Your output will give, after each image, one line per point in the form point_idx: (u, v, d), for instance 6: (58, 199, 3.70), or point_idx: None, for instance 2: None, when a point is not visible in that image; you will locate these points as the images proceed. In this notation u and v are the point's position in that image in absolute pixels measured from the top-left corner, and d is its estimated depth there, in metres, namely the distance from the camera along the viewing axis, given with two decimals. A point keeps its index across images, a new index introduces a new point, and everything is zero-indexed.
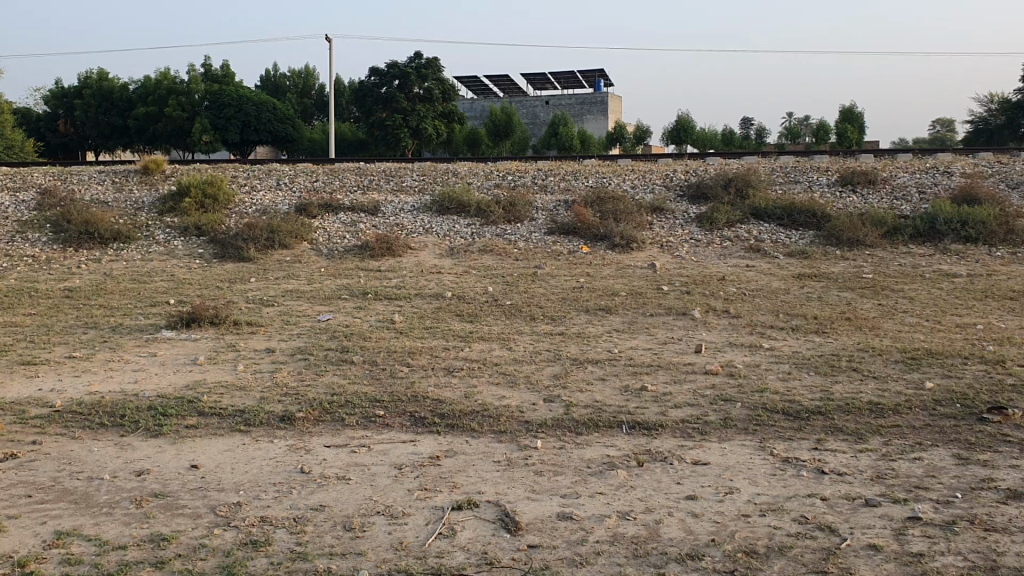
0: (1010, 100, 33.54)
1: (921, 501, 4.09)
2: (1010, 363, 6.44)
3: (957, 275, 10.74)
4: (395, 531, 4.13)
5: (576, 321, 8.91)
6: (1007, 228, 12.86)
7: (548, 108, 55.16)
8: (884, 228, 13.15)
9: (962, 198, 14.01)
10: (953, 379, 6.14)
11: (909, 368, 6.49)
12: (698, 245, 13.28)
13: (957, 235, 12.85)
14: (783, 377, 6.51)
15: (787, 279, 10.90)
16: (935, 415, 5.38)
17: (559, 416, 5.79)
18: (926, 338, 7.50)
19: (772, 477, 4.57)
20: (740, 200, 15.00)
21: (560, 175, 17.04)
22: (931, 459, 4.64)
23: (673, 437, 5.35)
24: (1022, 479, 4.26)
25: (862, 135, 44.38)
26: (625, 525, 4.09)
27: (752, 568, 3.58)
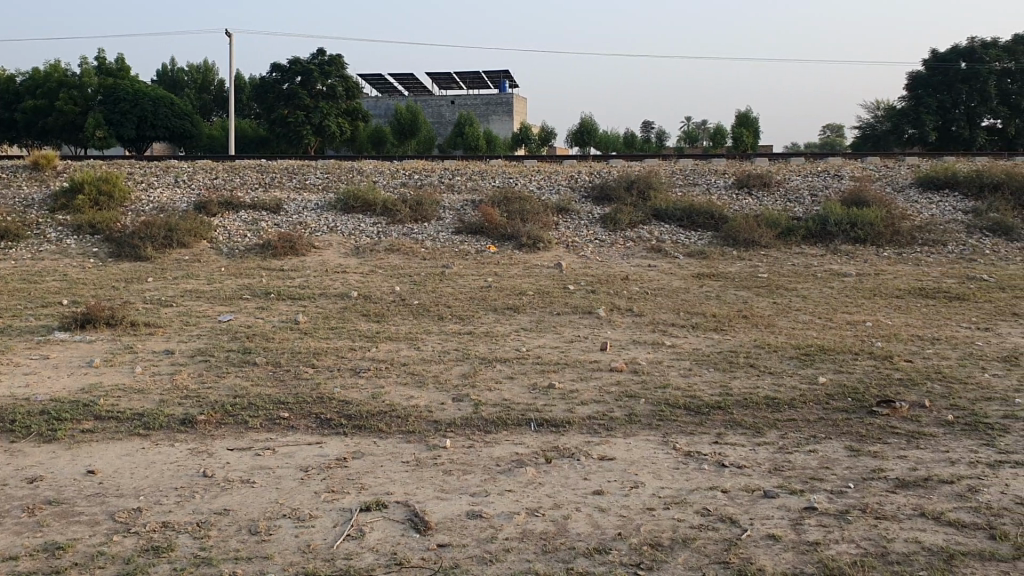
0: (895, 108, 34.86)
1: (816, 492, 4.25)
2: (896, 359, 6.74)
3: (847, 274, 11.19)
4: (302, 534, 4.08)
5: (483, 321, 8.94)
6: (894, 229, 13.44)
7: (453, 107, 55.12)
8: (779, 229, 13.59)
9: (851, 200, 14.58)
10: (845, 374, 6.40)
11: (803, 364, 6.73)
12: (602, 245, 13.48)
13: (847, 236, 13.37)
14: (685, 373, 6.68)
15: (688, 278, 11.16)
16: (828, 409, 5.60)
17: (466, 415, 5.81)
18: (819, 334, 7.78)
19: (675, 471, 4.68)
20: (642, 201, 15.28)
21: (466, 174, 17.05)
22: (825, 451, 4.82)
23: (579, 434, 5.43)
24: (909, 469, 4.46)
25: (757, 139, 45.69)
26: (534, 522, 4.13)
27: (657, 560, 3.66)
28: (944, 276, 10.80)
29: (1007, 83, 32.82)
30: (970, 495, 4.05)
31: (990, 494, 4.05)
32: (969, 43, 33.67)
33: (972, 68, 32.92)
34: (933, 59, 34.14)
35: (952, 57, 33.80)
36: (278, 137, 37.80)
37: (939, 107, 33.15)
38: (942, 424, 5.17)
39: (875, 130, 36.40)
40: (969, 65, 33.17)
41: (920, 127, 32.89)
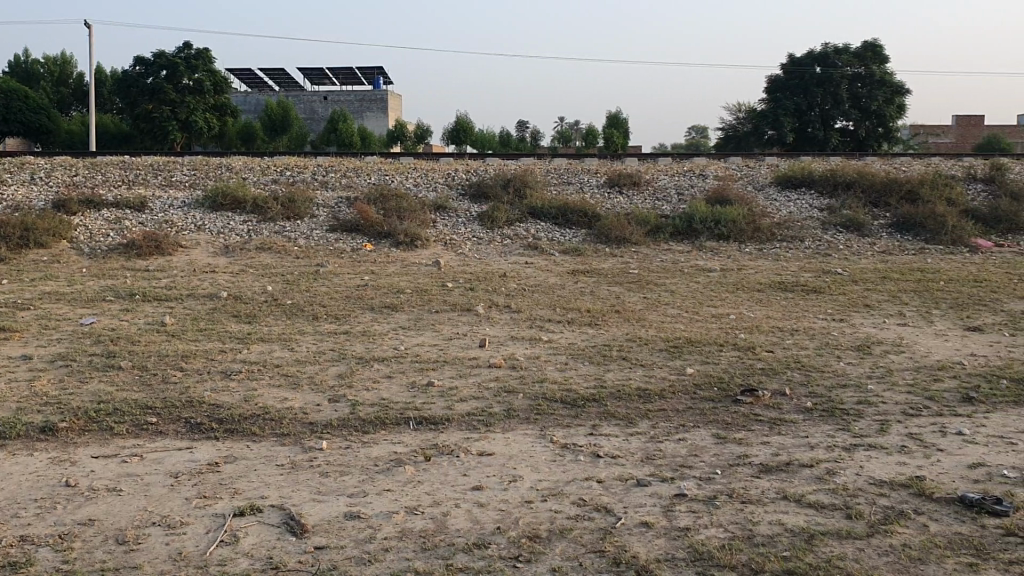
0: (756, 111, 36.25)
1: (686, 479, 4.40)
2: (759, 349, 7.04)
3: (712, 269, 11.59)
4: (173, 542, 3.95)
5: (359, 319, 8.86)
6: (756, 226, 13.99)
7: (326, 103, 54.29)
8: (649, 227, 13.96)
9: (716, 198, 15.11)
10: (711, 364, 6.64)
11: (672, 356, 6.95)
12: (479, 242, 13.54)
13: (712, 233, 13.85)
14: (561, 367, 6.80)
15: (562, 275, 11.34)
16: (696, 398, 5.80)
17: (343, 415, 5.75)
18: (687, 327, 8.05)
19: (552, 463, 4.76)
20: (518, 199, 15.43)
21: (340, 171, 16.84)
22: (694, 440, 4.99)
23: (458, 430, 5.46)
24: (772, 454, 4.67)
25: (628, 140, 46.76)
26: (413, 520, 4.13)
27: (535, 552, 3.72)
28: (802, 271, 11.32)
29: (858, 87, 34.56)
30: (828, 477, 4.26)
31: (846, 476, 4.27)
32: (823, 49, 35.27)
33: (826, 73, 34.57)
34: (790, 63, 35.67)
35: (808, 62, 35.36)
36: (141, 132, 36.38)
37: (796, 110, 34.73)
38: (801, 410, 5.43)
39: (738, 132, 37.79)
40: (823, 70, 34.81)
41: (779, 128, 34.30)
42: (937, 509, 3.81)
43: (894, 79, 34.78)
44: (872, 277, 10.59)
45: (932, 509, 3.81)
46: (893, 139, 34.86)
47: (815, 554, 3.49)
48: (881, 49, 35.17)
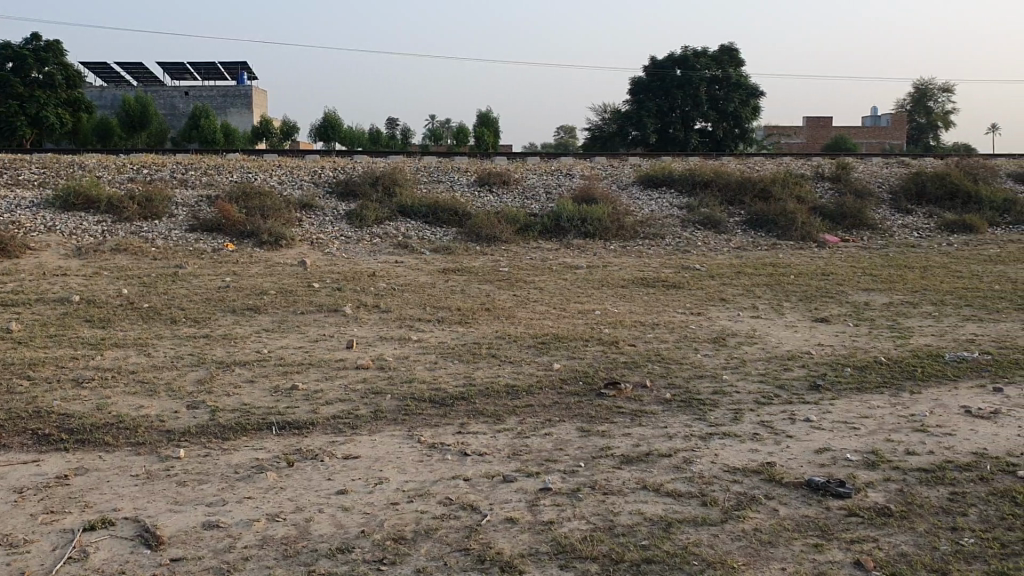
0: (620, 111, 37.10)
1: (551, 473, 4.46)
2: (622, 343, 7.21)
3: (579, 267, 11.79)
4: (15, 562, 3.73)
5: (221, 322, 8.60)
6: (619, 223, 14.31)
7: (187, 99, 52.48)
8: (518, 225, 14.07)
9: (583, 197, 15.37)
10: (577, 359, 6.75)
11: (540, 351, 7.04)
12: (346, 241, 13.36)
13: (579, 231, 14.09)
14: (430, 366, 6.78)
15: (432, 274, 11.31)
16: (563, 393, 5.88)
17: (203, 422, 5.56)
18: (554, 323, 8.17)
19: (419, 463, 4.74)
20: (386, 197, 15.30)
21: (201, 169, 16.30)
22: (559, 434, 5.06)
23: (323, 434, 5.36)
24: (633, 445, 4.78)
25: (497, 139, 47.02)
26: (275, 527, 4.03)
27: (400, 554, 3.69)
28: (664, 267, 11.64)
29: (716, 89, 35.88)
30: (686, 466, 4.40)
31: (702, 464, 4.42)
32: (683, 52, 36.44)
33: (685, 75, 35.68)
34: (652, 65, 36.66)
35: (668, 64, 36.49)
36: None
37: (659, 111, 35.70)
38: (661, 401, 5.59)
39: (603, 131, 38.54)
40: (683, 72, 35.93)
41: (642, 129, 35.25)
42: (786, 493, 3.98)
43: (749, 82, 36.26)
44: (728, 272, 10.99)
45: (782, 494, 3.98)
46: (749, 139, 36.27)
47: (673, 542, 3.59)
48: (737, 53, 36.71)
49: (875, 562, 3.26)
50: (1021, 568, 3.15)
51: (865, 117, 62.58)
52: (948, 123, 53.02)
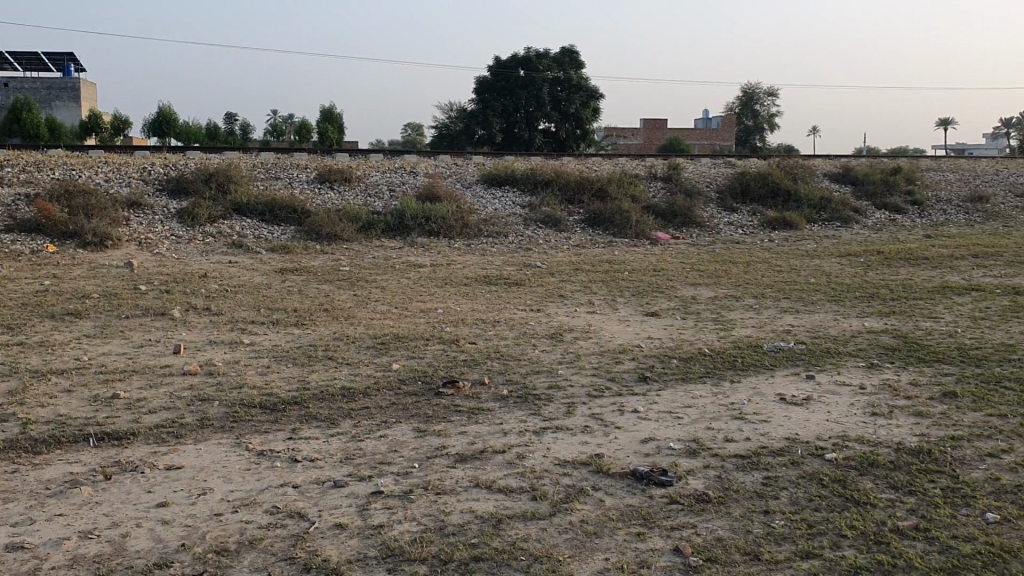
0: (466, 110, 37.09)
1: (383, 475, 4.39)
2: (462, 342, 7.20)
3: (421, 266, 11.70)
4: None
5: (39, 329, 8.06)
6: (462, 222, 14.32)
7: (7, 90, 48.92)
8: (359, 223, 13.86)
9: (426, 195, 15.29)
10: (416, 359, 6.70)
11: (379, 352, 6.94)
12: (178, 242, 12.80)
13: (421, 229, 14.02)
14: (263, 371, 6.56)
15: (269, 274, 10.99)
16: (400, 393, 5.82)
17: (12, 436, 5.18)
18: (393, 323, 8.09)
19: (246, 472, 4.57)
20: (221, 195, 14.78)
21: (18, 166, 15.25)
22: (394, 435, 4.99)
23: (145, 444, 5.10)
24: (468, 443, 4.77)
25: (341, 136, 46.23)
26: (87, 545, 3.79)
27: (222, 567, 3.54)
28: (505, 265, 11.73)
29: (558, 91, 36.32)
30: (518, 462, 4.41)
31: (535, 459, 4.45)
32: (525, 53, 36.92)
33: (529, 76, 36.15)
34: (495, 65, 36.90)
35: (512, 65, 36.87)
36: None
37: (504, 111, 35.90)
38: (498, 398, 5.60)
39: (449, 129, 38.50)
40: (526, 73, 36.41)
41: (488, 128, 35.37)
42: (613, 484, 4.06)
43: (589, 84, 37.08)
44: (566, 269, 11.18)
45: (608, 485, 4.06)
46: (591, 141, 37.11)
47: (502, 538, 3.58)
48: (578, 56, 37.55)
49: (694, 548, 3.37)
50: (824, 546, 3.33)
51: (698, 121, 65.17)
52: (774, 126, 55.78)
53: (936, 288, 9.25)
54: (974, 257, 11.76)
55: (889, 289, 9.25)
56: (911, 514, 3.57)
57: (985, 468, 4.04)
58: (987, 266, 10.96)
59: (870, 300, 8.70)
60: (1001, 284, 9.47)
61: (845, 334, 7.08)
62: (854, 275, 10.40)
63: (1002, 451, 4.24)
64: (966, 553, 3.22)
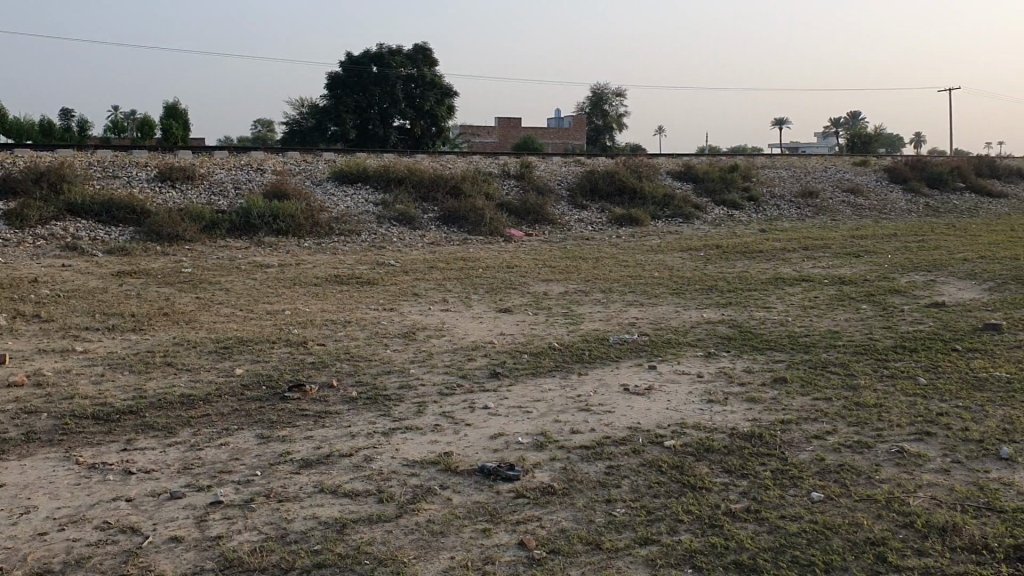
0: (317, 107, 36.32)
1: (224, 485, 4.23)
2: (310, 343, 7.04)
3: (268, 266, 11.41)
4: None
5: None
6: (313, 220, 14.04)
7: None
8: (203, 223, 13.36)
9: (273, 193, 14.88)
10: (261, 362, 6.51)
11: (221, 357, 6.70)
12: (5, 245, 11.99)
13: (269, 228, 13.66)
14: (97, 379, 6.22)
15: (105, 277, 10.45)
16: (243, 399, 5.63)
17: None
18: (238, 326, 7.83)
19: (74, 487, 4.31)
20: (53, 195, 13.94)
21: None
22: (236, 442, 4.82)
23: None
24: (314, 448, 4.65)
25: (187, 133, 44.49)
26: None
27: None
28: (357, 264, 11.55)
29: (411, 87, 36.37)
30: (365, 464, 4.34)
31: (381, 460, 4.39)
32: (377, 49, 36.53)
33: (382, 73, 35.80)
34: (348, 61, 36.26)
35: (365, 61, 36.37)
36: None
37: (357, 107, 35.36)
38: (345, 400, 5.50)
39: (299, 125, 37.60)
40: (380, 69, 36.02)
41: (341, 125, 34.76)
42: (460, 482, 4.05)
43: (442, 82, 37.10)
44: (419, 267, 11.12)
45: (456, 483, 4.04)
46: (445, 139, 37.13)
47: (346, 543, 3.51)
48: (431, 53, 37.48)
49: (537, 541, 3.40)
50: (662, 532, 3.42)
51: (550, 121, 66.18)
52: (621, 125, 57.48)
53: (770, 279, 9.71)
54: (803, 250, 12.41)
55: (727, 281, 9.63)
56: (744, 497, 3.72)
57: (811, 449, 4.25)
58: (815, 258, 11.59)
59: (710, 292, 9.04)
60: (828, 274, 10.03)
61: (686, 325, 7.33)
62: (695, 269, 10.79)
63: (826, 432, 4.48)
64: (792, 531, 3.38)
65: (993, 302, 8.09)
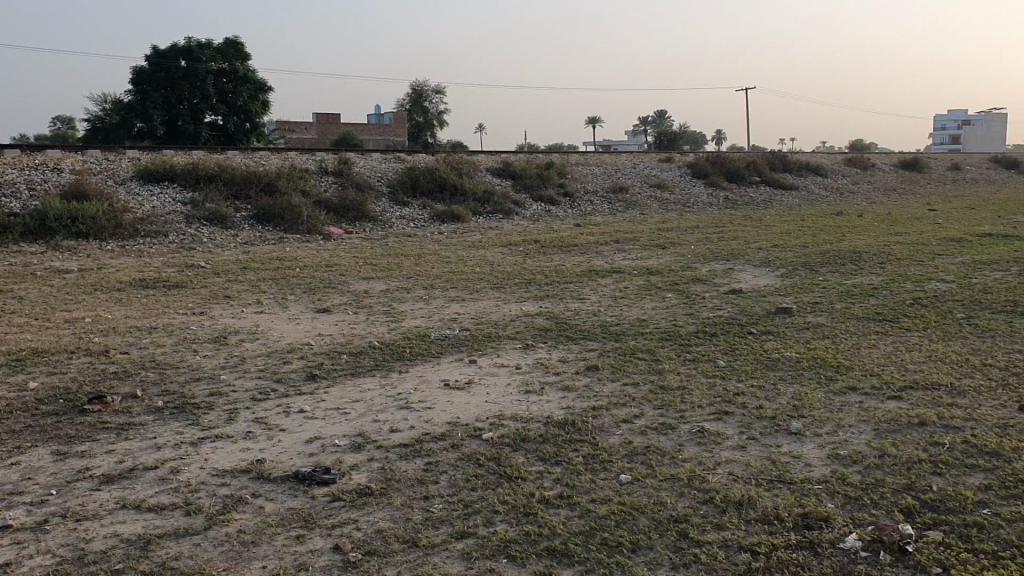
0: (120, 102, 34.33)
1: (14, 507, 3.91)
2: (113, 352, 6.65)
3: (68, 271, 10.71)
4: None
5: None
6: (116, 221, 13.30)
7: None
8: None
9: (72, 193, 13.97)
10: (58, 375, 6.08)
11: (13, 370, 6.21)
12: None
13: (68, 231, 12.83)
14: None
15: None
16: (38, 414, 5.25)
17: None
18: (33, 337, 7.29)
19: None
20: None
21: None
22: (29, 462, 4.48)
23: None
24: (115, 463, 4.39)
25: None
26: None
27: None
28: (164, 267, 11.04)
29: (223, 82, 35.08)
30: (172, 477, 4.14)
31: (190, 471, 4.20)
32: (185, 42, 34.94)
33: (191, 67, 34.27)
34: (153, 54, 34.48)
35: (171, 54, 34.70)
36: None
37: (165, 103, 33.70)
38: (151, 411, 5.23)
39: (101, 121, 35.45)
40: (188, 64, 34.47)
41: (148, 121, 33.03)
42: (273, 489, 3.93)
43: (255, 77, 35.98)
44: (232, 268, 10.75)
45: (269, 490, 3.92)
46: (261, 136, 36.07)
47: (150, 560, 3.33)
48: (243, 47, 36.17)
49: (353, 543, 3.34)
50: (478, 524, 3.45)
51: (369, 117, 65.47)
52: (441, 122, 57.68)
53: (583, 272, 10.00)
54: (615, 243, 12.86)
55: (543, 275, 9.83)
56: (557, 484, 3.81)
57: (620, 433, 4.40)
58: (626, 250, 12.04)
59: (527, 285, 9.20)
60: (637, 266, 10.43)
61: (505, 319, 7.43)
62: (513, 263, 10.96)
63: (634, 416, 4.64)
64: (602, 514, 3.48)
65: (784, 287, 8.66)
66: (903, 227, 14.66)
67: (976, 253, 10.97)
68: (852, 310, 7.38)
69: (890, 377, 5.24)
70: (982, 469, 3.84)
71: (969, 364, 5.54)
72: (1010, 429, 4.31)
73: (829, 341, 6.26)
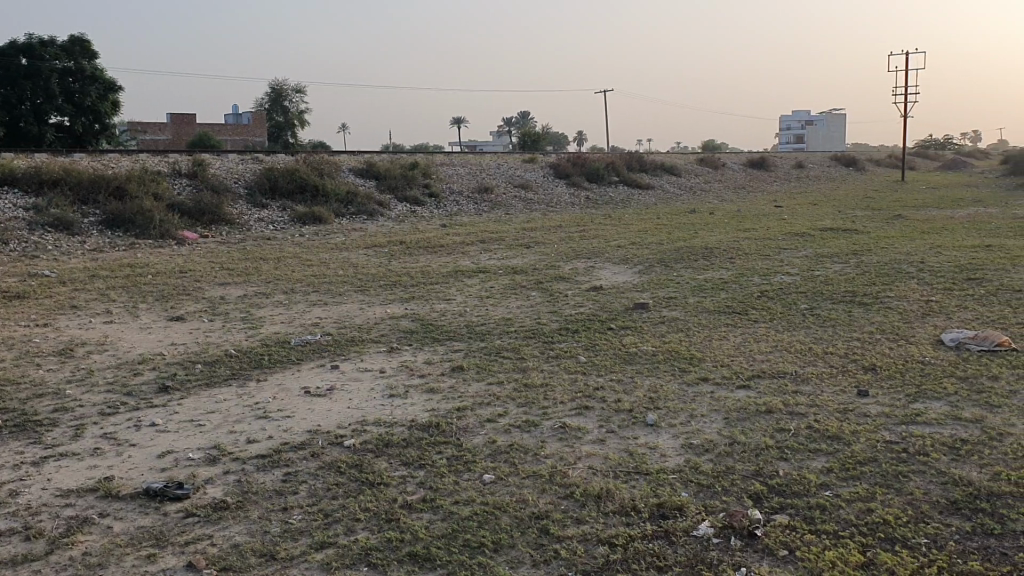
0: None
1: None
2: None
3: None
4: None
5: None
6: None
7: None
8: None
9: None
10: None
11: None
12: None
13: None
14: None
15: None
16: None
17: None
18: None
19: None
20: None
21: None
22: None
23: None
24: None
25: None
26: None
27: None
28: (3, 276, 10.39)
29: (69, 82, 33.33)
30: (10, 500, 3.89)
31: (31, 493, 3.96)
32: (26, 41, 33.01)
33: (33, 65, 32.36)
34: None
35: (11, 52, 32.66)
36: None
37: (4, 103, 31.71)
38: None
39: None
40: (30, 62, 32.54)
41: None
42: (122, 507, 3.76)
43: (104, 77, 34.35)
44: (78, 277, 10.22)
45: (117, 509, 3.74)
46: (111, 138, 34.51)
47: None
48: (90, 44, 34.40)
49: (207, 560, 3.23)
50: (339, 533, 3.39)
51: (227, 117, 63.54)
52: (303, 122, 56.59)
53: (448, 272, 9.99)
54: (480, 242, 12.91)
55: (408, 276, 9.77)
56: (419, 487, 3.78)
57: (484, 433, 4.41)
58: (491, 249, 12.10)
59: (391, 287, 9.12)
60: (501, 265, 10.49)
61: (369, 322, 7.35)
62: (378, 265, 10.85)
63: (498, 415, 4.66)
64: (464, 516, 3.48)
65: (643, 283, 8.87)
66: (752, 223, 15.27)
67: (819, 247, 11.52)
68: (705, 304, 7.64)
69: (740, 367, 5.45)
70: (824, 453, 4.03)
71: (812, 353, 5.81)
72: (848, 414, 4.54)
73: (684, 334, 6.46)
